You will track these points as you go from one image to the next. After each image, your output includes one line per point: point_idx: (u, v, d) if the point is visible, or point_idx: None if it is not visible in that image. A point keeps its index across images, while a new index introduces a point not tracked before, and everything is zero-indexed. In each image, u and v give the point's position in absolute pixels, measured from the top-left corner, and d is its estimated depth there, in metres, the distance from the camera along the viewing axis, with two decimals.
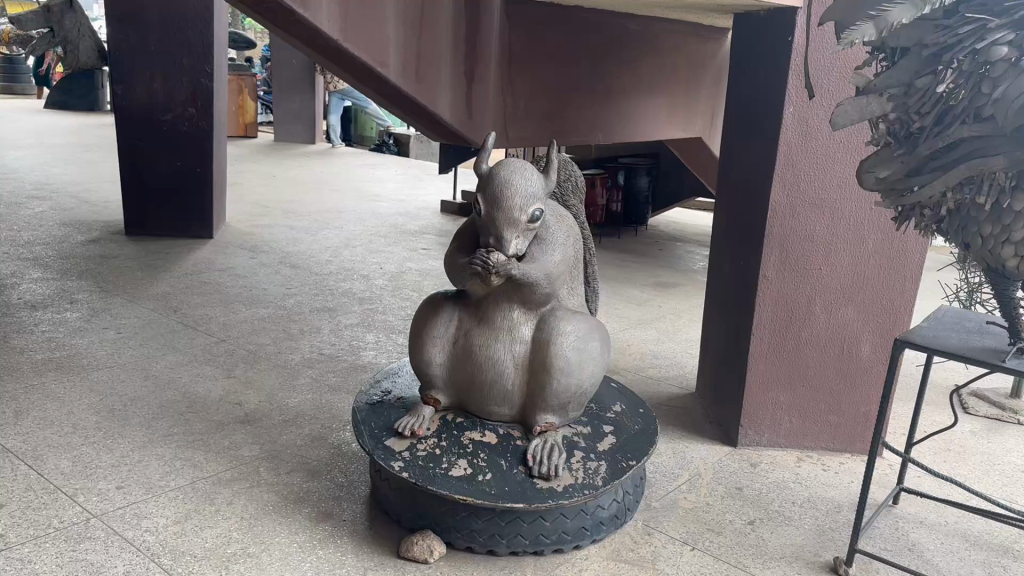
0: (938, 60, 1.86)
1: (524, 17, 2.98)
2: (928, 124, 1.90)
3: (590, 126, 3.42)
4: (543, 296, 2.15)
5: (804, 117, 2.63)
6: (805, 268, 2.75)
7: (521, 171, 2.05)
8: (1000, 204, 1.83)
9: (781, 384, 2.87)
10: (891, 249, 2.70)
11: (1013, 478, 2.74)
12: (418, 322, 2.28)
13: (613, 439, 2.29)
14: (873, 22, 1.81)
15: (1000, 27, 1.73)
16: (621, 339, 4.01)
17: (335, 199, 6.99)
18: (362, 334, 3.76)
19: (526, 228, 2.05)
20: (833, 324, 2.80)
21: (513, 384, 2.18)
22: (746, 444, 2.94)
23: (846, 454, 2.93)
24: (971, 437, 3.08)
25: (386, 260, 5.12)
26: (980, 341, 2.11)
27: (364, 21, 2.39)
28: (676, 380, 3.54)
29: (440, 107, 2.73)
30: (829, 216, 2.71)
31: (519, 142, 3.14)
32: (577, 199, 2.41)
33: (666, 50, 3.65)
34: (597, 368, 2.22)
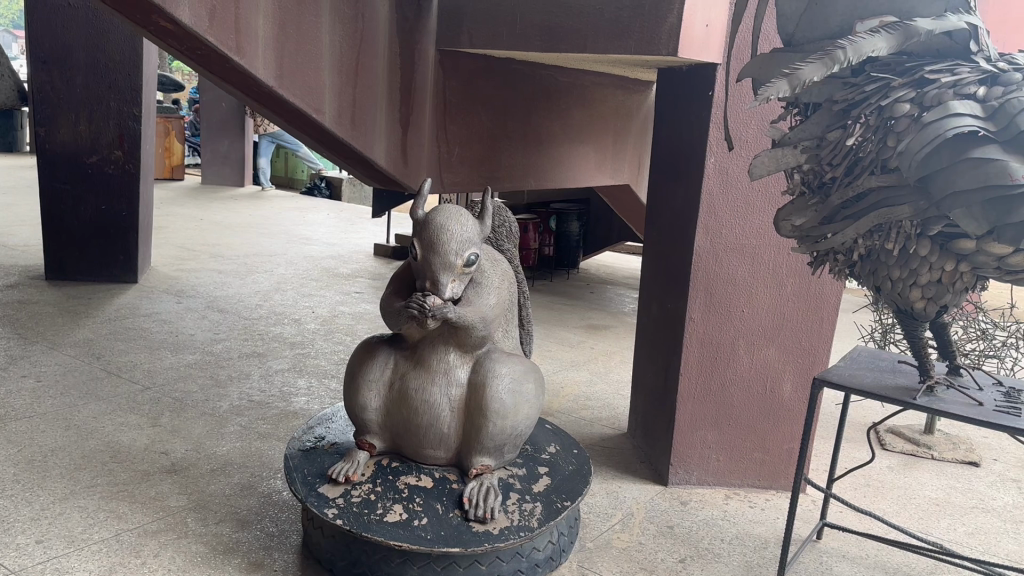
0: (847, 115, 2.00)
1: (458, 67, 3.05)
2: (839, 174, 2.04)
3: (523, 173, 3.50)
4: (478, 339, 2.18)
5: (725, 167, 2.75)
6: (729, 310, 2.86)
7: (456, 217, 2.09)
8: (908, 249, 1.95)
9: (708, 423, 2.96)
10: (809, 293, 2.83)
11: (928, 512, 2.86)
12: (353, 367, 2.28)
13: (547, 480, 2.31)
14: (785, 79, 1.88)
15: (901, 85, 1.88)
16: (555, 381, 4.07)
17: (264, 242, 6.90)
18: (293, 380, 3.72)
19: (461, 272, 2.08)
20: (756, 364, 2.91)
21: (449, 427, 2.19)
22: (676, 483, 3.00)
23: (771, 491, 3.02)
24: (888, 472, 3.20)
25: (318, 304, 5.09)
26: (893, 379, 2.22)
27: (300, 67, 2.42)
28: (608, 421, 3.59)
29: (376, 153, 2.76)
30: (750, 261, 2.82)
31: (453, 188, 3.19)
32: (511, 244, 2.46)
33: (596, 99, 3.78)
34: (532, 409, 2.25)
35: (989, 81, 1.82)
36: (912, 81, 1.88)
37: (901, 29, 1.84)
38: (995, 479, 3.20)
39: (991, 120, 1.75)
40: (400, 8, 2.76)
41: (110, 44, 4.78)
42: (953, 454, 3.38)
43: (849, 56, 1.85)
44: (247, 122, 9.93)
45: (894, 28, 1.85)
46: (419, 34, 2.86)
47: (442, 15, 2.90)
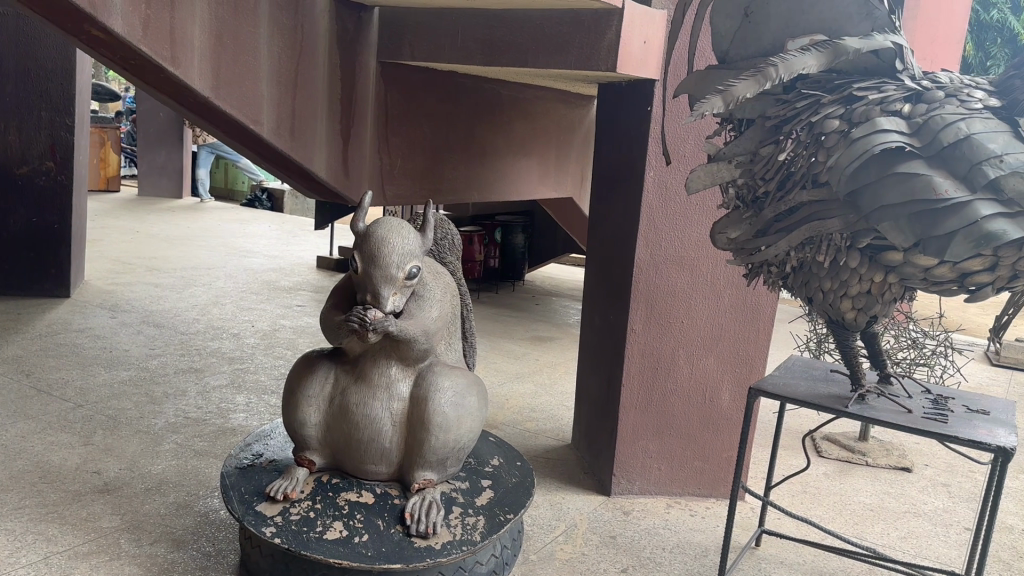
0: (779, 131, 2.05)
1: (400, 79, 3.04)
2: (772, 188, 2.09)
3: (466, 185, 3.50)
4: (420, 352, 2.16)
5: (664, 181, 2.79)
6: (669, 322, 2.90)
7: (398, 230, 2.08)
8: (838, 261, 2.01)
9: (650, 433, 2.99)
10: (745, 304, 2.91)
11: (863, 517, 2.93)
12: (291, 384, 2.24)
13: (490, 494, 2.30)
14: (720, 96, 1.92)
15: (831, 102, 1.94)
16: (499, 393, 4.06)
17: (203, 255, 6.76)
18: (231, 396, 3.64)
19: (403, 284, 2.06)
20: (696, 374, 2.96)
21: (391, 442, 2.17)
22: (619, 493, 3.02)
23: (711, 499, 3.07)
24: (824, 479, 3.27)
25: (257, 317, 5.01)
26: (826, 388, 2.28)
27: (237, 78, 2.38)
28: (551, 433, 3.60)
29: (317, 165, 2.73)
30: (689, 273, 2.87)
31: (395, 200, 3.18)
32: (454, 257, 2.45)
33: (538, 112, 3.80)
34: (475, 423, 2.24)
35: (913, 99, 1.88)
36: (841, 98, 1.93)
37: (831, 47, 1.89)
38: (926, 483, 3.30)
39: (916, 135, 1.82)
40: (341, 20, 2.73)
41: (41, 51, 4.64)
42: (886, 460, 3.48)
43: (780, 73, 1.89)
44: (186, 132, 9.73)
45: (823, 46, 1.90)
46: (360, 45, 2.84)
47: (382, 27, 2.89)
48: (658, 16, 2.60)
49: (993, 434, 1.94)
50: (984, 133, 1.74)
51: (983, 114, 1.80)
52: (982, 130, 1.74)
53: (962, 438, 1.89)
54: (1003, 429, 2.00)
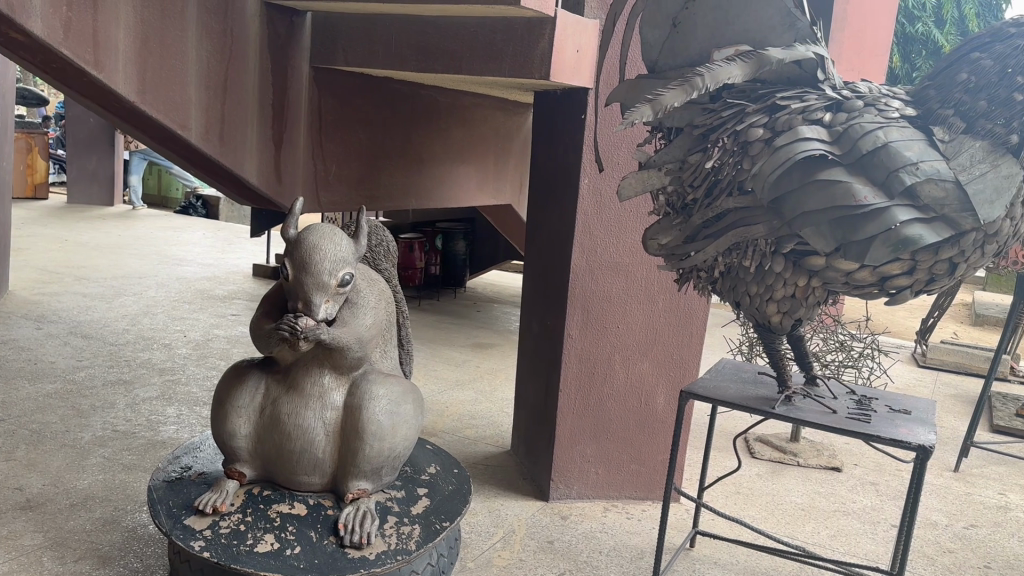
0: (706, 139, 2.09)
1: (334, 85, 3.02)
2: (700, 196, 2.13)
3: (403, 192, 3.49)
4: (354, 360, 2.09)
5: (598, 188, 2.81)
6: (605, 327, 2.92)
7: (330, 237, 1.98)
8: (763, 266, 2.06)
9: (587, 437, 3.01)
10: (678, 309, 2.96)
11: (794, 517, 2.99)
12: (221, 394, 2.15)
13: (426, 502, 2.22)
14: (649, 104, 1.93)
15: (755, 111, 1.98)
16: (438, 400, 4.04)
17: (134, 264, 6.60)
18: (162, 408, 3.55)
19: (335, 292, 1.97)
20: (631, 378, 3.00)
21: (324, 452, 2.09)
22: (557, 498, 3.03)
23: (647, 502, 3.12)
24: (757, 480, 3.34)
25: (190, 327, 4.90)
26: (754, 390, 2.33)
27: (164, 82, 2.33)
28: (491, 439, 3.60)
29: (248, 171, 2.68)
30: (625, 278, 2.91)
31: (330, 207, 3.14)
32: (390, 263, 2.37)
33: (475, 119, 3.81)
34: (410, 430, 2.17)
35: (834, 108, 1.94)
36: (764, 108, 1.98)
37: (755, 58, 1.92)
38: (855, 482, 3.39)
39: (836, 143, 1.87)
40: (272, 24, 2.70)
41: None
42: (816, 460, 3.57)
43: (707, 82, 1.92)
44: (118, 138, 9.49)
45: (748, 56, 1.93)
46: (292, 50, 2.80)
47: (314, 33, 2.86)
48: (590, 26, 2.61)
49: (914, 433, 2.00)
50: (900, 141, 1.81)
51: (899, 123, 1.87)
52: (898, 138, 1.81)
53: (885, 437, 1.94)
54: (924, 427, 2.06)
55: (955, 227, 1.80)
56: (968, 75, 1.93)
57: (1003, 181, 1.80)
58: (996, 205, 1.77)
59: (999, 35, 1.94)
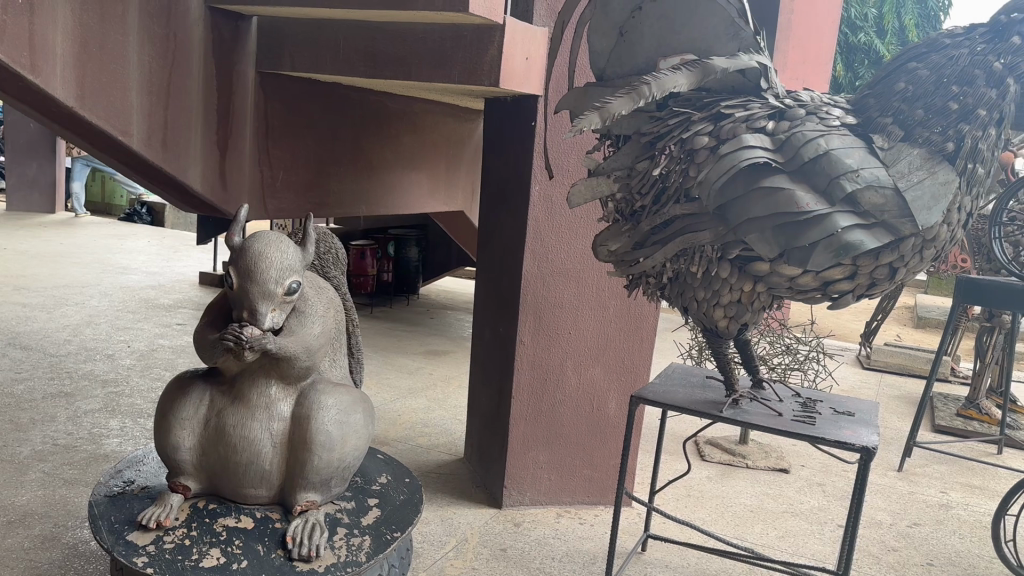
0: (653, 147, 2.11)
1: (282, 91, 2.98)
2: (648, 203, 2.14)
3: (352, 198, 3.46)
4: (301, 370, 2.04)
5: (549, 195, 2.82)
6: (556, 333, 2.93)
7: (276, 244, 1.94)
8: (710, 272, 2.08)
9: (539, 443, 3.01)
10: (628, 315, 2.99)
11: (744, 518, 3.03)
12: (163, 406, 2.08)
13: (377, 512, 2.15)
14: (597, 113, 1.94)
15: (701, 120, 2.01)
16: (390, 409, 4.01)
17: (76, 273, 6.43)
18: (105, 421, 3.46)
19: (283, 300, 1.93)
20: (582, 384, 3.02)
21: (271, 464, 2.04)
22: (510, 505, 3.02)
23: (599, 506, 3.14)
24: (707, 482, 3.37)
25: (134, 337, 4.79)
26: (703, 394, 2.35)
27: (104, 86, 2.27)
28: (443, 447, 3.58)
29: (191, 178, 2.63)
30: (576, 285, 2.92)
31: (277, 214, 3.10)
32: (339, 271, 2.33)
33: (426, 126, 3.81)
34: (360, 441, 2.13)
35: (777, 116, 1.97)
36: (709, 116, 2.01)
37: (700, 67, 1.94)
38: (803, 483, 3.45)
39: (779, 151, 1.90)
40: (217, 28, 2.65)
41: None
42: (764, 461, 3.62)
43: (653, 91, 1.93)
44: (60, 144, 9.25)
45: (694, 65, 1.95)
46: (237, 54, 2.76)
47: (260, 37, 2.83)
48: (539, 33, 2.61)
49: (857, 435, 2.03)
50: (841, 149, 1.85)
51: (840, 131, 1.91)
52: (839, 146, 1.85)
53: (830, 439, 1.97)
54: (867, 429, 2.10)
55: (895, 233, 1.84)
56: (906, 84, 1.99)
57: (940, 187, 1.86)
58: (933, 211, 1.82)
59: (935, 46, 2.02)
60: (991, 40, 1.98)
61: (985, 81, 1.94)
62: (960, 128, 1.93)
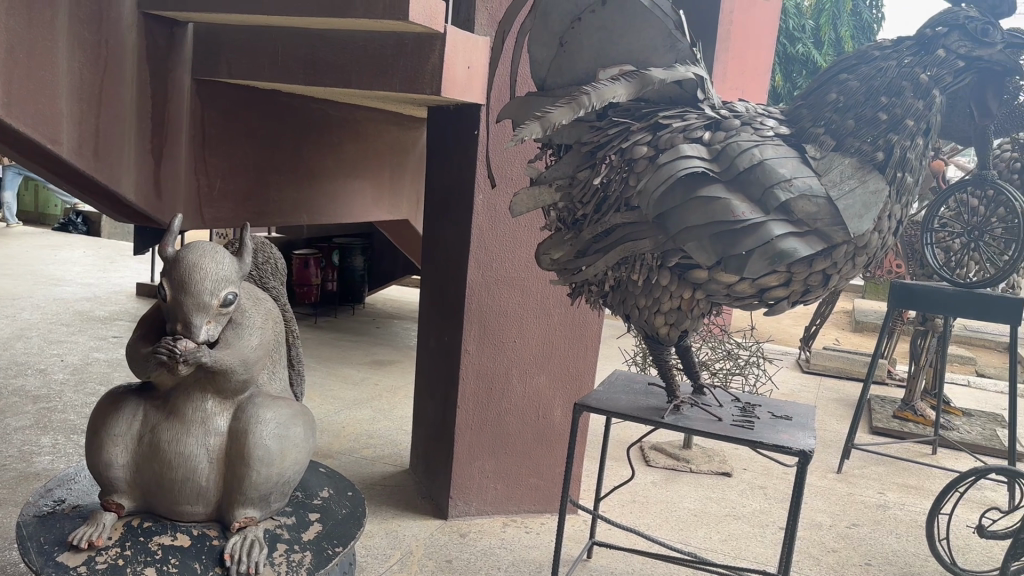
0: (594, 156, 2.13)
1: (220, 98, 2.93)
2: (589, 211, 2.16)
3: (293, 207, 3.41)
4: (238, 384, 2.00)
5: (492, 203, 2.81)
6: (501, 342, 2.93)
7: (211, 255, 1.89)
8: (650, 279, 2.10)
9: (485, 453, 3.00)
10: (573, 322, 3.01)
11: (688, 523, 3.06)
12: (94, 422, 2.02)
13: (319, 527, 2.11)
14: (538, 122, 1.93)
15: (640, 129, 2.03)
16: (334, 421, 3.96)
17: (7, 285, 6.23)
18: (36, 438, 3.35)
19: (218, 312, 1.88)
20: (528, 392, 3.02)
21: (208, 479, 1.99)
22: (456, 515, 3.01)
23: (544, 515, 3.14)
24: (652, 488, 3.40)
25: (68, 351, 4.65)
26: (645, 400, 2.37)
27: (31, 92, 2.19)
28: (388, 458, 3.55)
29: (125, 187, 2.57)
30: (520, 293, 2.92)
31: (215, 223, 3.03)
32: (277, 281, 2.30)
33: (368, 134, 3.78)
34: (300, 454, 2.10)
35: (713, 126, 2.01)
36: (648, 126, 2.03)
37: (638, 78, 1.96)
38: (745, 487, 3.50)
39: (715, 161, 1.93)
40: (151, 34, 2.60)
41: None
42: (708, 466, 3.67)
43: (593, 101, 1.93)
44: None
45: (632, 76, 1.96)
46: (172, 61, 2.70)
47: (197, 44, 2.77)
48: (481, 42, 2.61)
49: (794, 438, 2.07)
50: (775, 159, 1.89)
51: (774, 142, 1.96)
52: (773, 156, 1.89)
53: (768, 443, 2.01)
54: (803, 433, 2.14)
55: (828, 240, 1.88)
56: (837, 95, 2.04)
57: (870, 196, 1.91)
58: (865, 218, 1.86)
59: (864, 58, 2.07)
60: (917, 53, 2.05)
61: (912, 93, 2.01)
62: (889, 138, 1.98)
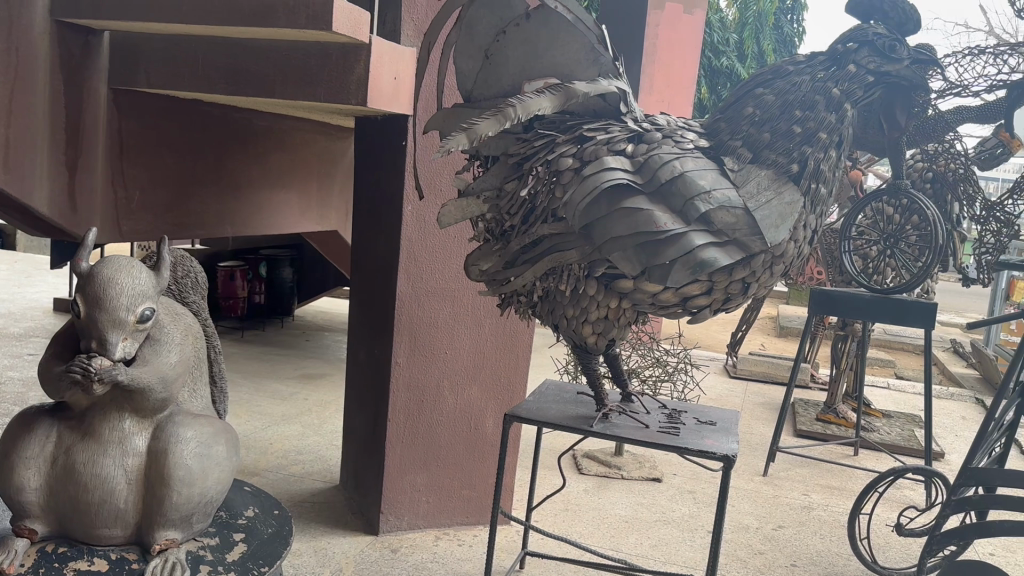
0: (521, 168, 2.14)
1: (139, 108, 2.86)
2: (517, 223, 2.16)
3: (216, 219, 3.34)
4: (157, 403, 1.94)
5: (421, 214, 2.80)
6: (432, 354, 2.92)
7: (127, 270, 1.84)
8: (578, 290, 2.12)
9: (417, 466, 2.98)
10: (504, 333, 3.01)
11: (619, 529, 3.10)
12: (4, 444, 1.93)
13: (243, 547, 2.05)
14: (463, 133, 1.92)
15: (565, 142, 2.06)
16: (262, 437, 3.88)
17: None
18: None
19: (134, 329, 1.83)
20: (459, 404, 3.01)
21: (127, 502, 1.93)
22: (388, 530, 2.98)
23: (478, 526, 3.14)
24: (584, 495, 3.43)
25: None
26: (575, 409, 2.39)
27: None
28: (318, 474, 3.49)
29: (37, 201, 2.47)
30: (451, 304, 2.92)
31: (134, 236, 2.95)
32: (198, 295, 2.24)
33: (293, 143, 3.73)
34: (223, 474, 2.05)
35: (635, 139, 2.05)
36: (573, 138, 2.06)
37: (563, 90, 1.98)
38: (675, 491, 3.56)
39: (638, 173, 1.96)
40: (63, 43, 2.51)
41: None
42: (639, 472, 3.72)
43: (519, 113, 1.94)
44: None
45: (556, 88, 1.98)
46: (87, 70, 2.62)
47: (113, 53, 2.69)
48: (406, 53, 2.61)
49: (718, 443, 2.12)
50: (695, 171, 1.93)
51: (694, 154, 2.01)
52: (693, 168, 1.94)
53: (694, 449, 2.04)
54: (727, 437, 2.19)
55: (747, 250, 1.93)
56: (754, 109, 2.10)
57: (786, 207, 1.97)
58: (781, 228, 1.92)
59: (779, 72, 2.14)
60: (829, 67, 2.13)
61: (825, 106, 2.08)
62: (803, 151, 2.05)
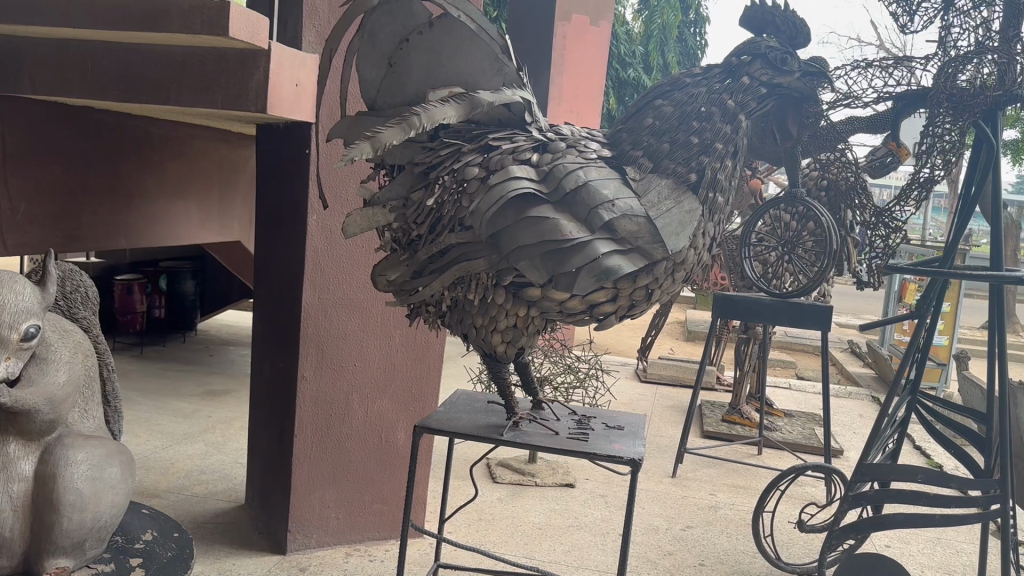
0: (426, 177, 2.13)
1: (22, 114, 2.70)
2: (424, 233, 2.14)
3: (109, 230, 3.18)
4: (44, 424, 1.84)
5: (326, 224, 2.75)
6: (340, 366, 2.87)
7: (10, 285, 1.74)
8: (486, 299, 2.12)
9: (326, 482, 2.92)
10: (414, 343, 2.99)
11: (532, 536, 3.11)
12: None
13: (142, 571, 1.96)
14: (368, 142, 1.87)
15: (470, 150, 2.06)
16: (163, 457, 3.74)
17: None
18: None
19: (18, 347, 1.73)
20: (369, 416, 2.97)
21: (13, 530, 1.83)
22: (296, 549, 2.90)
23: (389, 540, 3.10)
24: (496, 504, 3.43)
25: None
26: (484, 418, 2.39)
27: None
28: (223, 494, 3.38)
29: None
30: (360, 315, 2.88)
31: (20, 250, 2.74)
32: (88, 310, 2.14)
33: (190, 151, 3.62)
34: (119, 497, 1.96)
35: (540, 148, 2.07)
36: (479, 147, 2.06)
37: (467, 100, 1.98)
38: (587, 496, 3.60)
39: (544, 182, 1.99)
40: None
41: None
42: (551, 478, 3.74)
43: (424, 122, 1.92)
44: None
45: (460, 98, 1.98)
46: None
47: None
48: (309, 60, 2.56)
49: (625, 448, 2.15)
50: (597, 180, 1.97)
51: (597, 163, 2.04)
52: (596, 177, 1.98)
53: (602, 454, 2.07)
54: (633, 441, 2.23)
55: (649, 257, 1.97)
56: (653, 120, 2.15)
57: (686, 215, 2.02)
58: (681, 235, 1.97)
59: (677, 84, 2.19)
60: (725, 79, 2.20)
61: (720, 117, 2.16)
62: (701, 160, 2.11)
